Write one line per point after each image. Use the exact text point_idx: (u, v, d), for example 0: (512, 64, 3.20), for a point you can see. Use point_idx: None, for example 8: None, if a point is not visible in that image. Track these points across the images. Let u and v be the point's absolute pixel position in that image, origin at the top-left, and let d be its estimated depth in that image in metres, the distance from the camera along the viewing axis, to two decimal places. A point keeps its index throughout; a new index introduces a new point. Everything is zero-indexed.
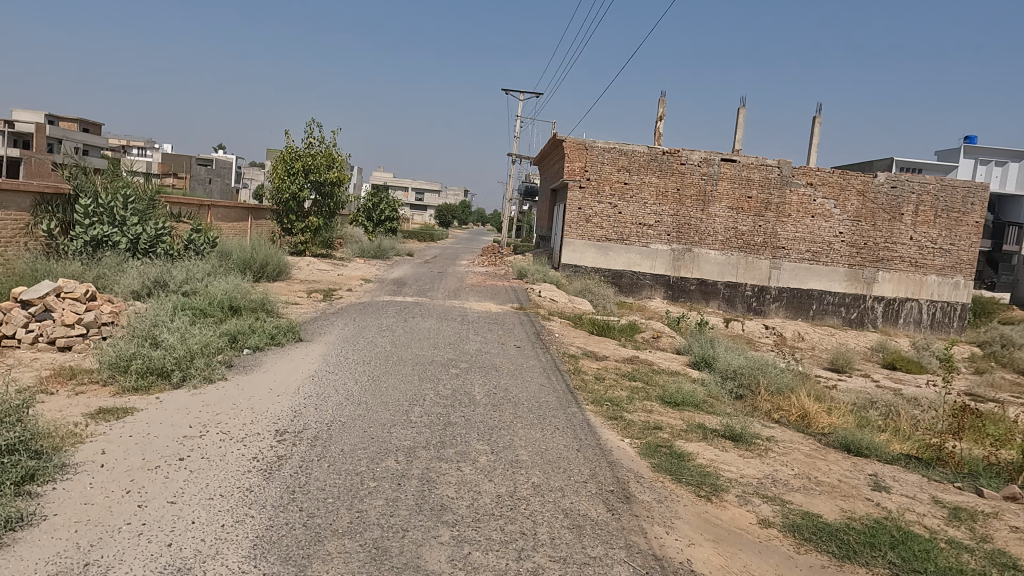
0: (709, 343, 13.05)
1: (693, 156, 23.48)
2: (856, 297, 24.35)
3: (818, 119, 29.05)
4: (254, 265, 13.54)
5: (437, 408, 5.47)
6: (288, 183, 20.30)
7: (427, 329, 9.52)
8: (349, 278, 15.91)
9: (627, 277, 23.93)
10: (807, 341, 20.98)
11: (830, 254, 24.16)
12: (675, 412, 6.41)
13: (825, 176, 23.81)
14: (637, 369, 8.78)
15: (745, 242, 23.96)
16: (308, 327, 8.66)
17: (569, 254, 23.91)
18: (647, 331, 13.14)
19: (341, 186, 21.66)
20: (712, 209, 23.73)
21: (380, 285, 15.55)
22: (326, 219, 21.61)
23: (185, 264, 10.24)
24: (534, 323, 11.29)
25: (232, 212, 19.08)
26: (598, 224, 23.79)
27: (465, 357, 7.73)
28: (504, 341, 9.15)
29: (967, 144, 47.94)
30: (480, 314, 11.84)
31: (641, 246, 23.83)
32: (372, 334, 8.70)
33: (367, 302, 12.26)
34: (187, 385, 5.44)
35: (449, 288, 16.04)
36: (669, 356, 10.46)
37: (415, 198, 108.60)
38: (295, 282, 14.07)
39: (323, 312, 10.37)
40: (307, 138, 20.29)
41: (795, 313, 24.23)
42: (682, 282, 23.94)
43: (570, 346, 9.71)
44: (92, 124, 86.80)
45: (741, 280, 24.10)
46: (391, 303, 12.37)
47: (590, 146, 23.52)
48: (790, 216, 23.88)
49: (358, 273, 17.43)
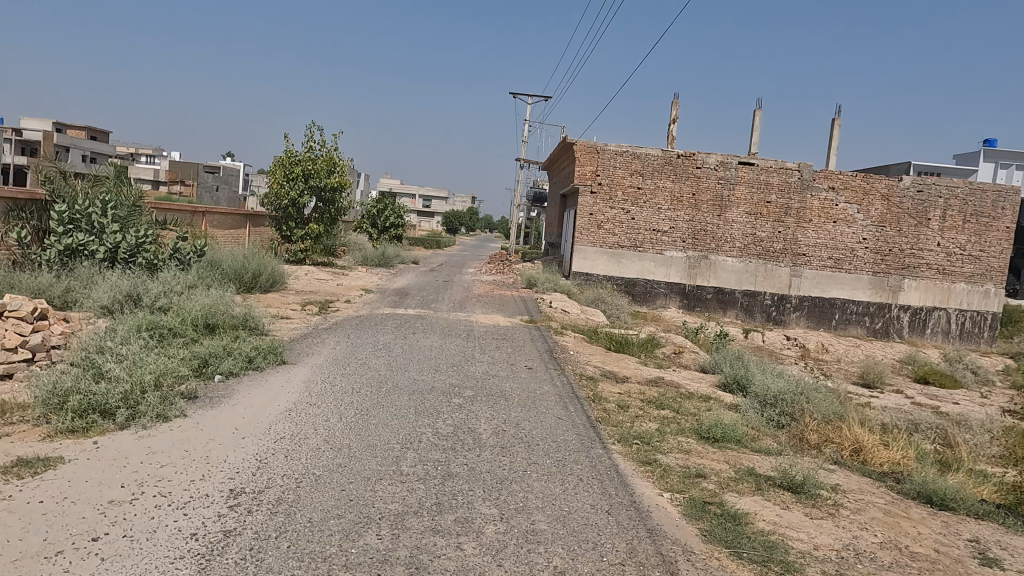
0: (737, 359, 12.02)
1: (709, 160, 22.52)
2: (881, 307, 23.25)
3: (837, 121, 28.02)
4: (245, 276, 12.67)
5: (435, 454, 4.51)
6: (288, 189, 19.48)
7: (428, 347, 8.58)
8: (349, 289, 15.02)
9: (640, 286, 22.95)
10: (831, 353, 19.93)
11: (853, 262, 23.10)
12: (716, 451, 5.44)
13: (847, 180, 22.78)
14: (663, 394, 7.81)
15: (764, 248, 22.94)
16: (294, 347, 7.74)
17: (580, 262, 22.96)
18: (667, 346, 12.17)
19: (342, 192, 20.81)
20: (729, 215, 22.77)
21: (382, 295, 14.64)
22: (327, 225, 20.79)
23: (164, 275, 9.37)
24: (546, 338, 10.34)
25: (227, 219, 18.27)
26: (610, 230, 22.85)
27: (469, 382, 6.78)
28: (514, 361, 8.21)
29: (987, 147, 46.78)
30: (487, 328, 10.88)
31: (654, 253, 22.87)
32: (365, 353, 7.78)
33: (365, 315, 11.36)
34: (134, 425, 4.53)
35: (455, 298, 15.11)
36: (696, 376, 9.48)
37: (423, 205, 108.12)
38: (290, 294, 13.17)
39: (314, 328, 9.45)
40: (307, 142, 19.49)
41: (817, 323, 23.17)
42: (698, 290, 22.95)
43: (586, 365, 8.75)
44: (101, 132, 86.94)
45: (760, 288, 23.06)
46: (391, 316, 11.45)
47: (601, 149, 22.60)
48: (811, 222, 22.86)
49: (358, 283, 16.55)
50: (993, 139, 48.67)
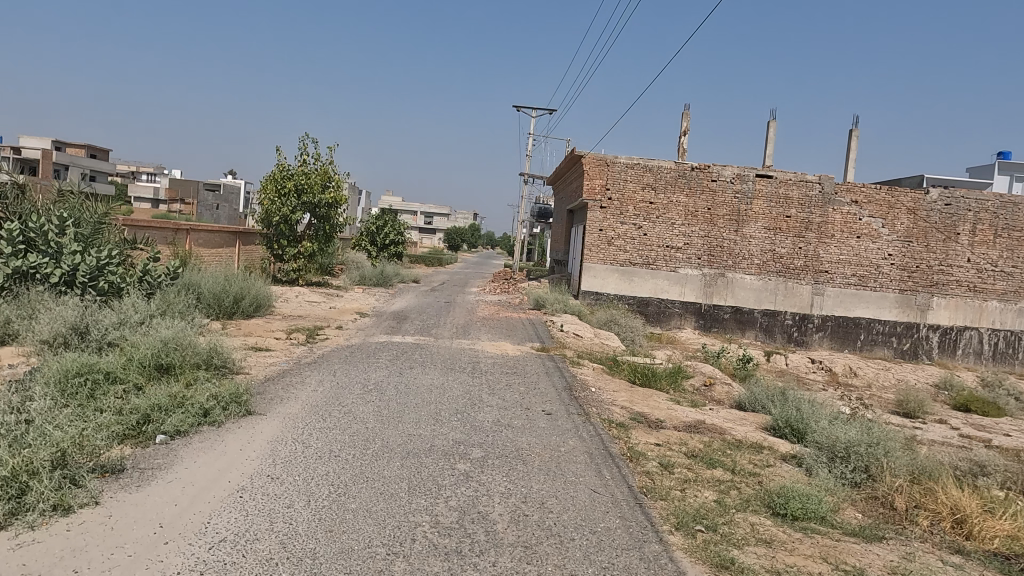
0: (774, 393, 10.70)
1: (725, 172, 21.39)
2: (909, 326, 21.92)
3: (855, 132, 26.93)
4: (224, 301, 11.41)
5: (435, 565, 3.24)
6: (279, 205, 18.30)
7: (427, 386, 7.30)
8: (341, 313, 13.78)
9: (653, 305, 21.67)
10: (860, 378, 18.62)
11: (878, 279, 21.86)
12: (803, 539, 4.15)
13: (871, 193, 21.61)
14: (708, 444, 6.52)
15: (784, 265, 21.72)
16: (265, 391, 6.46)
17: (590, 280, 21.72)
18: (695, 376, 10.88)
19: (338, 208, 19.64)
20: (747, 230, 21.58)
21: (378, 320, 13.40)
22: (321, 243, 19.59)
23: (123, 303, 8.12)
24: (563, 371, 9.05)
25: (214, 237, 17.09)
26: (621, 247, 21.64)
27: (476, 437, 5.50)
28: (529, 404, 6.92)
29: (1000, 159, 45.63)
30: (495, 360, 9.62)
31: (668, 271, 21.64)
32: (351, 397, 6.50)
33: (357, 344, 10.09)
34: (15, 525, 3.25)
35: (458, 322, 13.84)
36: (738, 417, 8.19)
37: (425, 222, 107.21)
38: (276, 320, 11.91)
39: (295, 363, 8.17)
40: (300, 155, 18.34)
41: (841, 344, 21.84)
42: (715, 310, 21.68)
43: (612, 408, 7.47)
44: (100, 150, 86.32)
45: (781, 307, 21.78)
46: (387, 345, 10.19)
47: (611, 161, 21.46)
48: (833, 237, 21.65)
49: (353, 305, 15.31)
50: (1007, 151, 47.45)
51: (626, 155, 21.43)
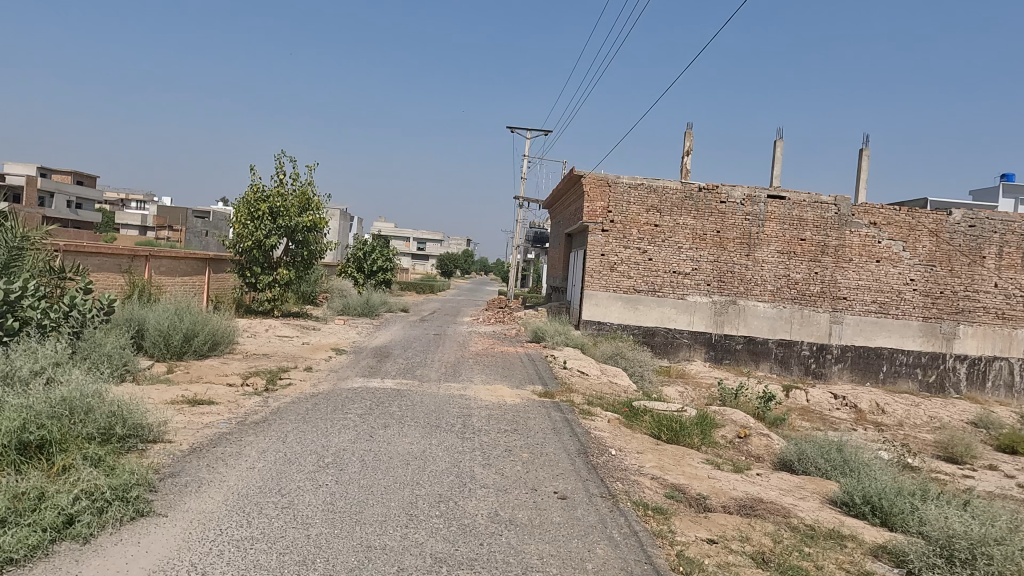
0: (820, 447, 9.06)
1: (735, 193, 20.02)
2: (934, 357, 20.37)
3: (865, 151, 25.73)
4: (172, 339, 9.73)
5: None
6: (253, 228, 16.66)
7: (403, 456, 5.65)
8: (315, 350, 12.11)
9: (659, 336, 20.03)
10: (890, 415, 17.02)
11: (900, 305, 20.38)
12: None
13: (890, 215, 20.27)
14: (778, 539, 4.86)
15: (800, 292, 20.24)
16: (180, 475, 4.75)
17: (592, 309, 20.14)
18: (726, 425, 9.23)
19: (319, 232, 18.04)
20: (759, 254, 20.15)
21: (357, 358, 11.75)
22: (300, 271, 17.94)
23: (21, 348, 6.43)
24: (575, 428, 7.40)
25: (178, 264, 15.47)
26: (624, 273, 20.12)
27: (466, 551, 3.84)
28: (538, 482, 5.26)
29: (1004, 181, 44.55)
30: (492, 411, 7.96)
31: (675, 299, 20.12)
32: (298, 479, 4.84)
33: (324, 392, 8.43)
34: None
35: (448, 359, 12.20)
36: (797, 487, 6.55)
37: (417, 248, 105.80)
38: (235, 360, 10.22)
39: (239, 422, 6.47)
40: (277, 175, 16.79)
41: (862, 377, 20.10)
42: (727, 340, 20.10)
43: (643, 483, 5.82)
44: (87, 177, 84.92)
45: (797, 337, 20.23)
46: (361, 392, 8.55)
47: (613, 181, 20.04)
48: (851, 261, 20.24)
49: (330, 340, 13.66)
50: (1010, 173, 46.32)
51: (629, 175, 20.04)
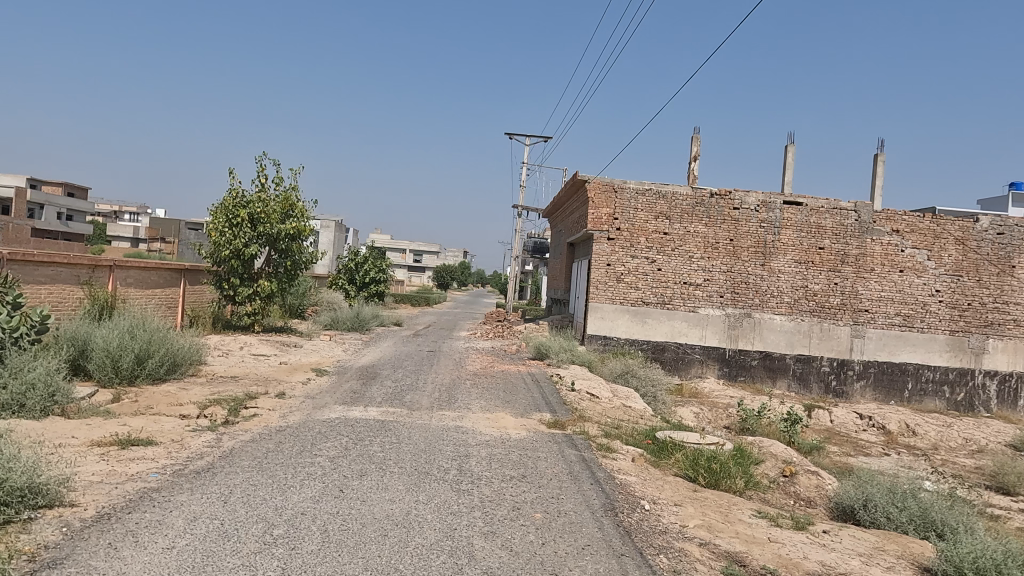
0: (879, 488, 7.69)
1: (749, 199, 18.82)
2: (962, 373, 19.08)
3: (880, 156, 24.59)
4: (120, 362, 8.40)
5: None
6: (231, 236, 15.31)
7: (380, 523, 4.28)
8: (291, 371, 10.76)
9: (670, 351, 18.77)
10: (922, 438, 15.72)
11: (926, 318, 19.12)
12: None
13: (913, 222, 19.08)
14: None
15: (818, 304, 18.98)
16: (58, 566, 3.37)
17: (597, 322, 18.81)
18: (766, 461, 7.88)
19: (303, 241, 16.70)
20: (775, 264, 18.91)
21: (341, 380, 10.41)
22: (282, 282, 16.59)
23: None
24: (596, 472, 6.06)
25: (148, 275, 14.12)
26: (632, 284, 18.84)
27: None
28: (560, 564, 3.91)
29: (1013, 189, 43.51)
30: (494, 450, 6.61)
31: (686, 311, 18.84)
32: (228, 569, 3.47)
33: (293, 425, 7.09)
34: None
35: (443, 380, 10.85)
36: (880, 553, 5.19)
37: (413, 260, 104.64)
38: (197, 386, 8.85)
39: (175, 472, 5.11)
40: (257, 179, 15.49)
41: (886, 395, 18.98)
42: (741, 356, 18.82)
43: (694, 556, 4.46)
44: (78, 188, 83.66)
45: (816, 352, 18.93)
46: (337, 425, 7.20)
47: (619, 187, 18.83)
48: (872, 271, 19.02)
49: (312, 359, 12.31)
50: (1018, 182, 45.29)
51: (636, 180, 18.82)
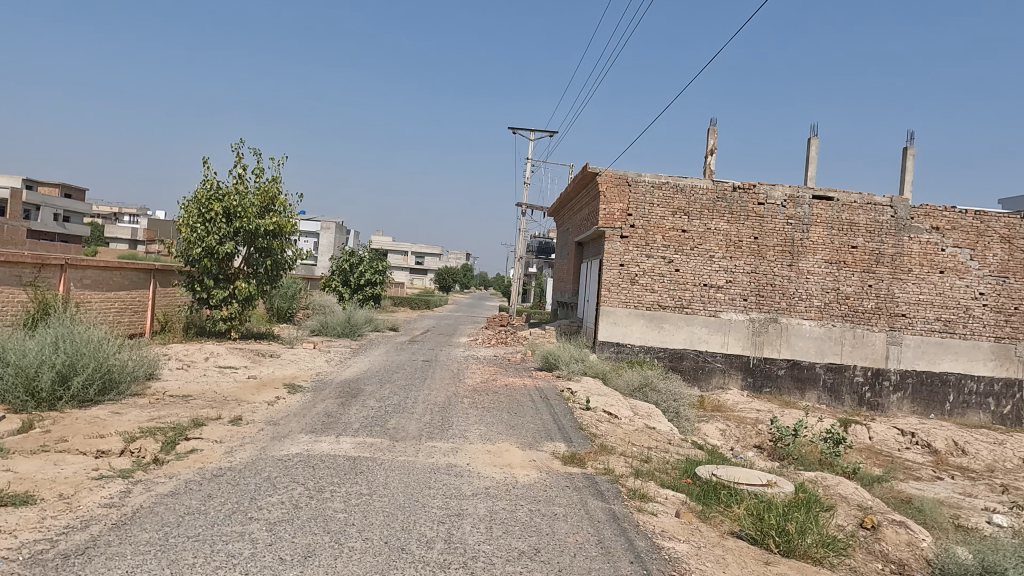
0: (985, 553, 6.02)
1: (775, 193, 17.22)
2: (1009, 384, 17.42)
3: (909, 149, 22.99)
4: (33, 385, 6.85)
5: None
6: (203, 233, 13.75)
7: None
8: (258, 387, 9.17)
9: (689, 360, 17.18)
10: (975, 458, 14.09)
11: (969, 324, 17.46)
12: None
13: (955, 218, 17.44)
14: None
15: (851, 308, 17.35)
16: None
17: (609, 328, 17.21)
18: (838, 508, 6.27)
19: (285, 239, 15.14)
20: (803, 264, 17.30)
21: (317, 399, 8.84)
22: (262, 284, 15.00)
23: None
24: (635, 541, 4.46)
25: (108, 275, 12.56)
26: (647, 286, 17.25)
27: None
28: None
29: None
30: (494, 502, 5.03)
31: (707, 316, 17.23)
32: None
33: (238, 466, 5.46)
34: None
35: (436, 398, 9.28)
36: None
37: (416, 263, 103.33)
38: (136, 409, 7.28)
39: (36, 555, 3.52)
40: (233, 169, 13.93)
41: (925, 408, 17.39)
42: (767, 365, 17.23)
43: None
44: (76, 189, 82.38)
45: (849, 361, 17.30)
46: (292, 466, 5.57)
47: (634, 180, 17.25)
48: (909, 272, 17.42)
49: (287, 372, 10.74)
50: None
51: (652, 172, 17.24)
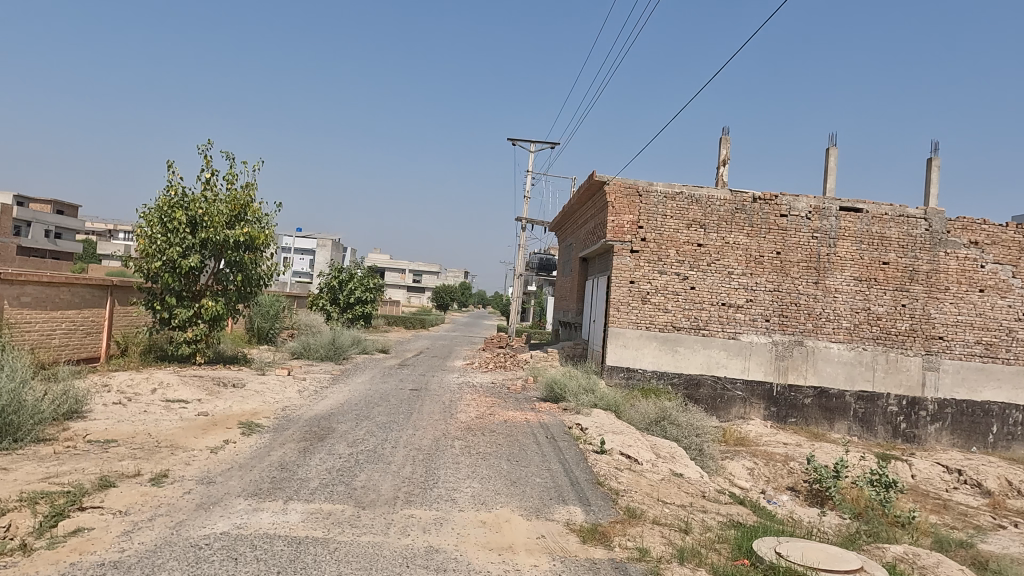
0: None
1: (799, 204, 15.76)
2: None
3: (933, 161, 21.62)
4: None
5: None
6: (165, 244, 12.23)
7: None
8: (206, 428, 7.56)
9: (706, 387, 15.59)
10: None
11: (1013, 348, 15.91)
12: None
13: (995, 232, 15.99)
14: None
15: (883, 330, 15.82)
16: None
17: (619, 352, 15.64)
18: None
19: (259, 252, 13.64)
20: (831, 282, 15.80)
21: (275, 443, 7.23)
22: (233, 302, 13.47)
23: None
24: None
25: (52, 292, 10.98)
26: (659, 305, 15.72)
27: None
28: None
29: None
30: None
31: (725, 339, 15.67)
32: None
33: (128, 561, 3.85)
34: None
35: (419, 440, 7.70)
36: None
37: (414, 280, 101.92)
38: (32, 463, 5.67)
39: None
40: (200, 173, 12.44)
41: (966, 441, 15.80)
42: (792, 392, 15.66)
43: None
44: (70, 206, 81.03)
45: (881, 388, 15.74)
46: (207, 558, 3.97)
47: (645, 189, 15.81)
48: (946, 291, 15.93)
49: (248, 406, 9.14)
50: None
51: (664, 181, 15.81)
